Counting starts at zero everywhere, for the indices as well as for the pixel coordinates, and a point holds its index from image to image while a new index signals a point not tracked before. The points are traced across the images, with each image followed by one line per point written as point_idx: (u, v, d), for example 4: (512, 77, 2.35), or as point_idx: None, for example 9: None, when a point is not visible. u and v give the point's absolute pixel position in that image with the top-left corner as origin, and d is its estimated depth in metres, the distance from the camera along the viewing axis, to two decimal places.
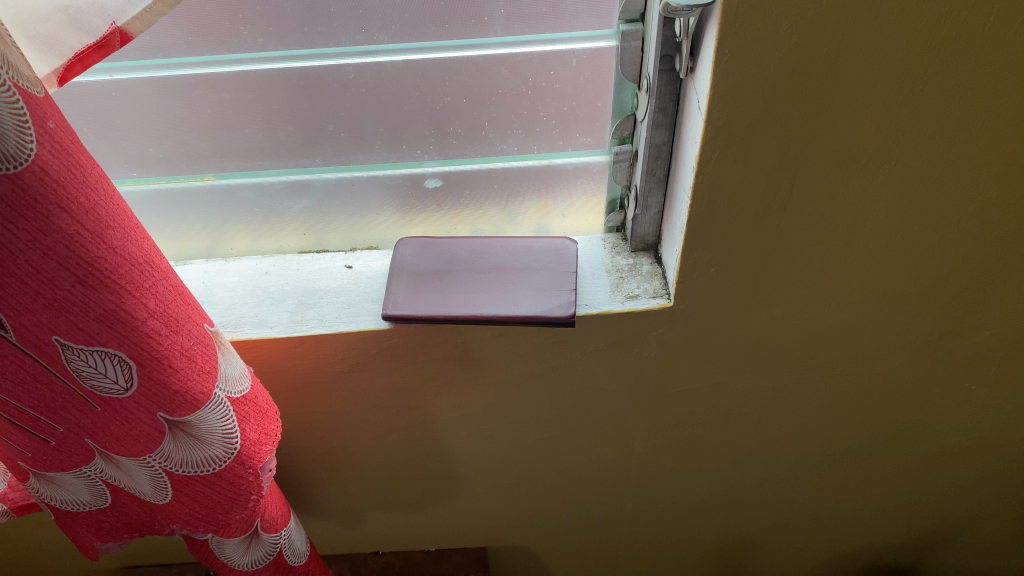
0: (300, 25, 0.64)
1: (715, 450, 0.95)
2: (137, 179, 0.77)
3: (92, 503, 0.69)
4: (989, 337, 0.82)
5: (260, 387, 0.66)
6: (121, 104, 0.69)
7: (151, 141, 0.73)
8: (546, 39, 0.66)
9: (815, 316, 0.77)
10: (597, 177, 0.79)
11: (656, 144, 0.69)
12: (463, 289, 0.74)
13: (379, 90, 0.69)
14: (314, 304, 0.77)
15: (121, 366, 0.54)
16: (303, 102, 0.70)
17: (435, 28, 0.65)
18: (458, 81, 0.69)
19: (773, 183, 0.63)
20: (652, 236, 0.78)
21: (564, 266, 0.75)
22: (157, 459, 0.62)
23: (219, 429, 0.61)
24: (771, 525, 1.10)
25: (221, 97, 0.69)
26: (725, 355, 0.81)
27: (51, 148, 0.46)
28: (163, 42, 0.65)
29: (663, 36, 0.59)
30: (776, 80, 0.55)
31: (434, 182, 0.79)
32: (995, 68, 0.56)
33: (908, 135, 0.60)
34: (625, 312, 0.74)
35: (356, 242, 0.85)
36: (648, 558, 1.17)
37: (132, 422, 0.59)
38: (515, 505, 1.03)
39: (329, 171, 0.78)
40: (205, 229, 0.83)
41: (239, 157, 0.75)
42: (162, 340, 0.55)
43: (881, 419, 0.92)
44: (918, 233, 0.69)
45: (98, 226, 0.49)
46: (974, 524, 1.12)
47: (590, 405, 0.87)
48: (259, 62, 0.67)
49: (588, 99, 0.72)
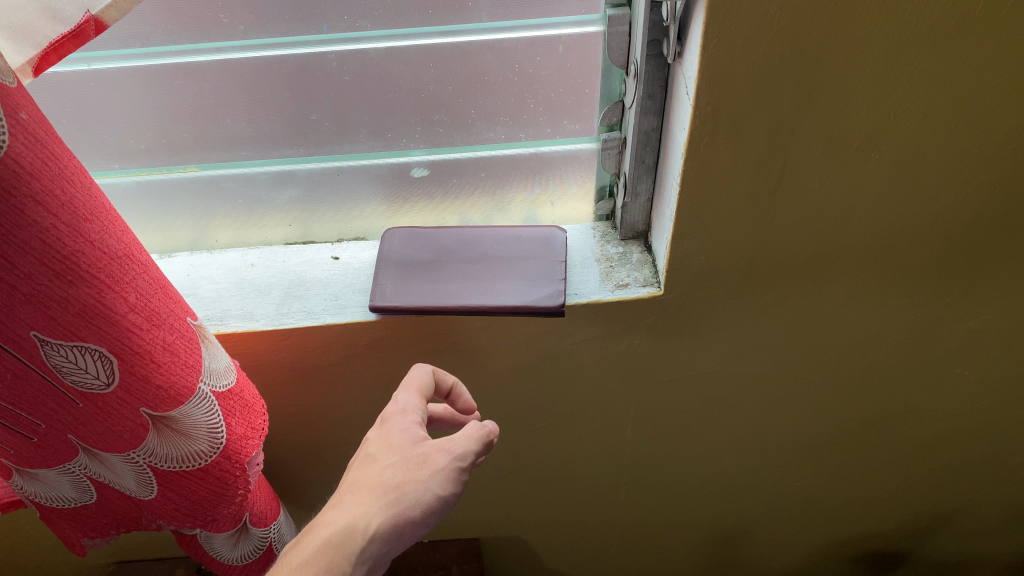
0: (282, 12, 0.63)
1: (707, 438, 0.95)
2: (119, 172, 0.76)
3: (77, 499, 0.68)
4: (982, 322, 0.81)
5: (246, 381, 0.65)
6: (100, 95, 0.68)
7: (133, 132, 0.72)
8: (533, 25, 0.65)
9: (807, 302, 0.76)
10: (586, 165, 0.78)
11: (645, 131, 0.68)
12: (451, 280, 0.73)
13: (363, 78, 0.68)
14: (300, 295, 0.76)
15: (102, 361, 0.54)
16: (286, 91, 0.69)
17: (418, 14, 0.64)
18: (444, 68, 0.68)
19: (763, 170, 0.62)
20: (642, 223, 0.77)
21: (553, 255, 0.75)
22: (141, 454, 0.62)
23: (203, 423, 0.60)
24: (765, 513, 1.10)
25: (202, 87, 0.68)
26: (716, 344, 0.80)
27: (24, 139, 0.45)
28: (142, 30, 0.63)
29: (650, 20, 0.58)
30: (764, 66, 0.54)
31: (420, 171, 0.78)
32: (986, 52, 0.55)
33: (898, 120, 0.59)
34: (616, 301, 0.74)
35: (343, 234, 0.84)
36: (642, 548, 1.16)
37: (114, 418, 0.58)
38: (507, 495, 1.02)
39: (314, 161, 0.76)
40: (188, 221, 0.81)
41: (221, 148, 0.74)
42: (143, 335, 0.54)
43: (873, 405, 0.92)
44: (911, 217, 0.68)
45: (74, 219, 0.48)
46: (967, 510, 1.12)
47: (581, 395, 0.87)
48: (239, 50, 0.66)
49: (576, 86, 0.70)
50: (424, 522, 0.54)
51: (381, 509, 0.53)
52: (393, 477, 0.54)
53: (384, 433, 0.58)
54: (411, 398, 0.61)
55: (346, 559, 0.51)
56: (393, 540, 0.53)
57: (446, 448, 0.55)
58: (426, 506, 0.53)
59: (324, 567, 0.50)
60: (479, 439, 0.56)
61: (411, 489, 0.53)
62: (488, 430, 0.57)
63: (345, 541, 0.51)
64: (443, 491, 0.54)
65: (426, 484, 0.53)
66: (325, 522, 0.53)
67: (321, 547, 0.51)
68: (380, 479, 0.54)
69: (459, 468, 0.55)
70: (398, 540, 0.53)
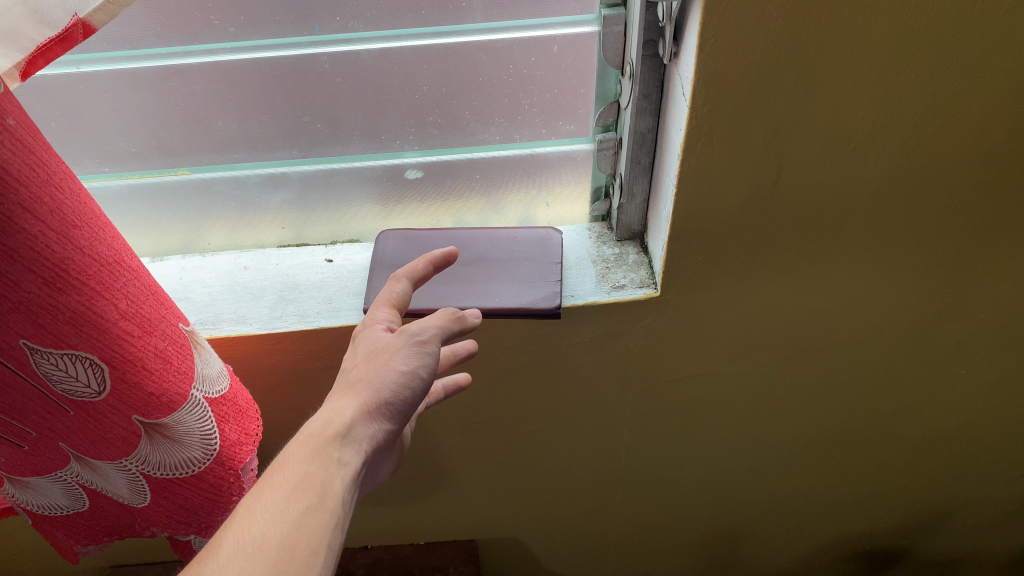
0: (273, 14, 0.62)
1: (704, 438, 0.95)
2: (109, 175, 0.75)
3: (69, 506, 0.67)
4: (980, 321, 0.81)
5: (240, 386, 0.65)
6: (89, 98, 0.67)
7: (123, 134, 0.71)
8: (527, 25, 0.65)
9: (804, 302, 0.76)
10: (582, 166, 0.77)
11: (641, 131, 0.67)
12: (446, 282, 0.73)
13: (356, 79, 0.68)
14: (294, 298, 0.75)
15: (93, 369, 0.53)
16: (278, 92, 0.68)
17: (411, 15, 0.63)
18: (437, 69, 0.67)
19: (759, 171, 0.62)
20: (638, 224, 0.77)
21: (549, 257, 0.74)
22: (134, 462, 0.61)
23: (197, 430, 0.60)
24: (762, 512, 1.10)
25: (193, 89, 0.67)
26: (713, 344, 0.80)
27: (12, 146, 0.44)
28: (132, 33, 0.63)
29: (646, 20, 0.58)
30: (761, 67, 0.54)
31: (414, 173, 0.77)
32: (985, 52, 0.55)
33: (896, 120, 0.59)
34: (612, 303, 0.73)
35: (337, 235, 0.83)
36: (639, 548, 1.16)
37: (106, 426, 0.58)
38: (504, 496, 1.02)
39: (307, 162, 0.76)
40: (180, 224, 0.80)
41: (212, 151, 0.73)
42: (135, 342, 0.54)
43: (871, 405, 0.91)
44: (909, 217, 0.68)
45: (63, 226, 0.48)
46: (965, 508, 1.11)
47: (577, 396, 0.86)
48: (230, 52, 0.65)
49: (571, 86, 0.70)
50: (398, 402, 0.54)
51: (354, 396, 0.53)
52: (360, 371, 0.55)
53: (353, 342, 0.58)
54: (381, 308, 0.59)
55: (330, 445, 0.51)
56: (374, 423, 0.53)
57: (404, 330, 0.56)
58: (394, 384, 0.54)
59: (311, 452, 0.50)
60: (442, 321, 0.57)
61: (374, 375, 0.54)
62: (452, 314, 0.58)
63: (324, 430, 0.51)
64: (409, 365, 0.54)
65: (390, 362, 0.54)
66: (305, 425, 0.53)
67: (304, 440, 0.51)
68: (349, 375, 0.55)
69: (421, 344, 0.55)
70: (379, 424, 0.54)
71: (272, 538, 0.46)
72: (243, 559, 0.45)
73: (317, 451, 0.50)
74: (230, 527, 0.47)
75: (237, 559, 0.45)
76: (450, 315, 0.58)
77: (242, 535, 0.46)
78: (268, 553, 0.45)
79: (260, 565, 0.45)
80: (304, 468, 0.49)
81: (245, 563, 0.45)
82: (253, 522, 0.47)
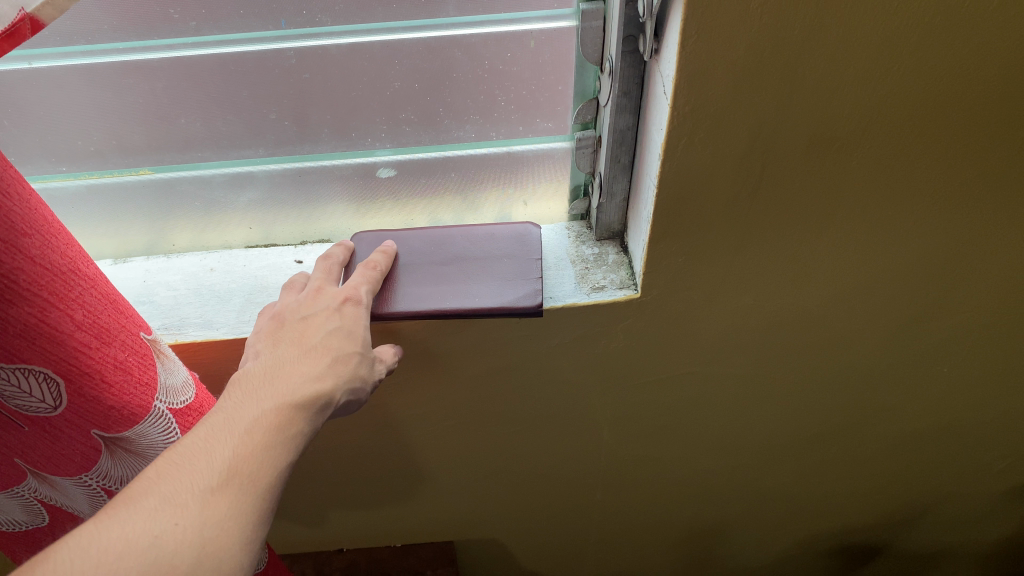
0: (236, 7, 0.59)
1: (684, 438, 0.93)
2: (67, 174, 0.72)
3: (29, 521, 0.65)
4: (961, 320, 0.80)
5: (205, 396, 0.62)
6: (43, 95, 0.64)
7: (81, 133, 0.68)
8: (502, 20, 0.62)
9: (785, 302, 0.74)
10: (560, 164, 0.75)
11: (620, 129, 0.65)
12: (424, 283, 0.70)
13: (325, 76, 0.65)
14: (262, 301, 0.73)
15: (48, 384, 0.51)
16: (241, 89, 0.65)
17: (381, 8, 0.60)
18: (409, 65, 0.65)
19: (742, 171, 0.60)
20: (618, 224, 0.75)
21: (528, 254, 0.72)
22: (94, 477, 0.59)
23: (160, 443, 0.58)
24: (742, 511, 1.09)
25: (152, 86, 0.64)
26: (693, 345, 0.78)
27: None
28: (86, 27, 0.59)
29: (626, 16, 0.55)
30: (744, 66, 0.52)
31: (386, 172, 0.75)
32: (974, 50, 0.53)
33: (882, 119, 0.57)
34: (592, 305, 0.71)
35: (306, 235, 0.81)
36: (619, 548, 1.15)
37: (64, 441, 0.55)
38: (481, 498, 1.00)
39: (275, 161, 0.73)
40: (144, 225, 0.77)
41: (176, 149, 0.70)
42: (93, 354, 0.51)
43: (851, 403, 0.90)
44: (893, 216, 0.66)
45: (11, 234, 0.45)
46: (944, 503, 1.11)
47: (555, 398, 0.85)
48: (192, 48, 0.62)
49: (549, 82, 0.67)
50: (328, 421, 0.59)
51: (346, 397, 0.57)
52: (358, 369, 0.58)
53: (348, 313, 0.60)
54: (355, 281, 0.64)
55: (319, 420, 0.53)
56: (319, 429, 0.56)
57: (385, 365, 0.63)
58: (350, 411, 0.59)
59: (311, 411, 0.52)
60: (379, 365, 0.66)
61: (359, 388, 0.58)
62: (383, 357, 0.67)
63: (325, 405, 0.54)
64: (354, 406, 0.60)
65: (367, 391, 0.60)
66: (297, 385, 0.53)
67: (309, 397, 0.52)
68: (354, 367, 0.58)
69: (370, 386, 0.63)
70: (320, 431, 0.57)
71: (264, 478, 0.48)
72: (240, 489, 0.46)
73: (309, 416, 0.52)
74: (227, 445, 0.48)
75: (234, 489, 0.46)
76: (379, 273, 0.67)
77: (240, 463, 0.47)
78: (260, 488, 0.47)
79: (247, 502, 0.46)
80: (301, 424, 0.51)
81: (239, 493, 0.46)
82: (251, 455, 0.48)
